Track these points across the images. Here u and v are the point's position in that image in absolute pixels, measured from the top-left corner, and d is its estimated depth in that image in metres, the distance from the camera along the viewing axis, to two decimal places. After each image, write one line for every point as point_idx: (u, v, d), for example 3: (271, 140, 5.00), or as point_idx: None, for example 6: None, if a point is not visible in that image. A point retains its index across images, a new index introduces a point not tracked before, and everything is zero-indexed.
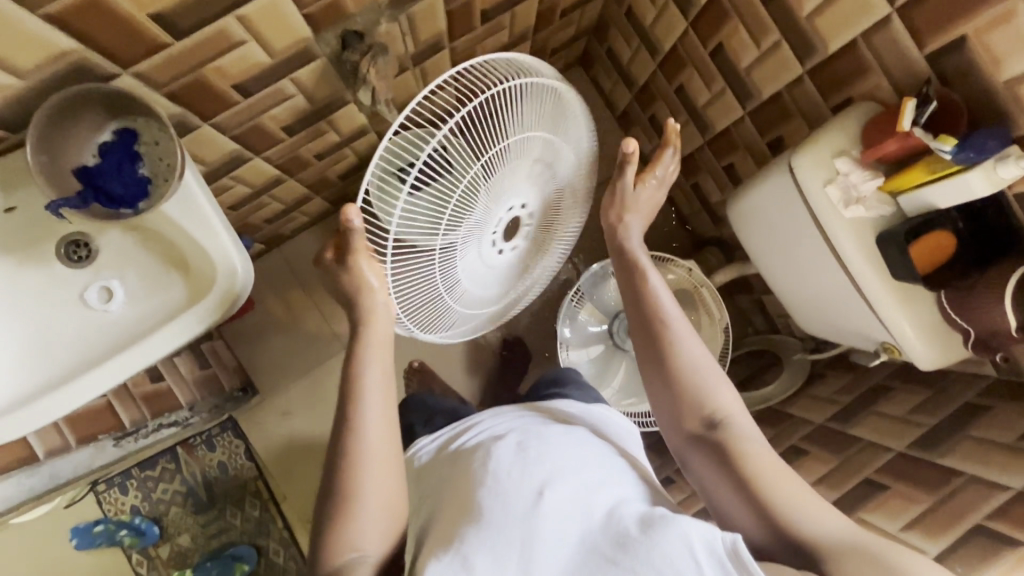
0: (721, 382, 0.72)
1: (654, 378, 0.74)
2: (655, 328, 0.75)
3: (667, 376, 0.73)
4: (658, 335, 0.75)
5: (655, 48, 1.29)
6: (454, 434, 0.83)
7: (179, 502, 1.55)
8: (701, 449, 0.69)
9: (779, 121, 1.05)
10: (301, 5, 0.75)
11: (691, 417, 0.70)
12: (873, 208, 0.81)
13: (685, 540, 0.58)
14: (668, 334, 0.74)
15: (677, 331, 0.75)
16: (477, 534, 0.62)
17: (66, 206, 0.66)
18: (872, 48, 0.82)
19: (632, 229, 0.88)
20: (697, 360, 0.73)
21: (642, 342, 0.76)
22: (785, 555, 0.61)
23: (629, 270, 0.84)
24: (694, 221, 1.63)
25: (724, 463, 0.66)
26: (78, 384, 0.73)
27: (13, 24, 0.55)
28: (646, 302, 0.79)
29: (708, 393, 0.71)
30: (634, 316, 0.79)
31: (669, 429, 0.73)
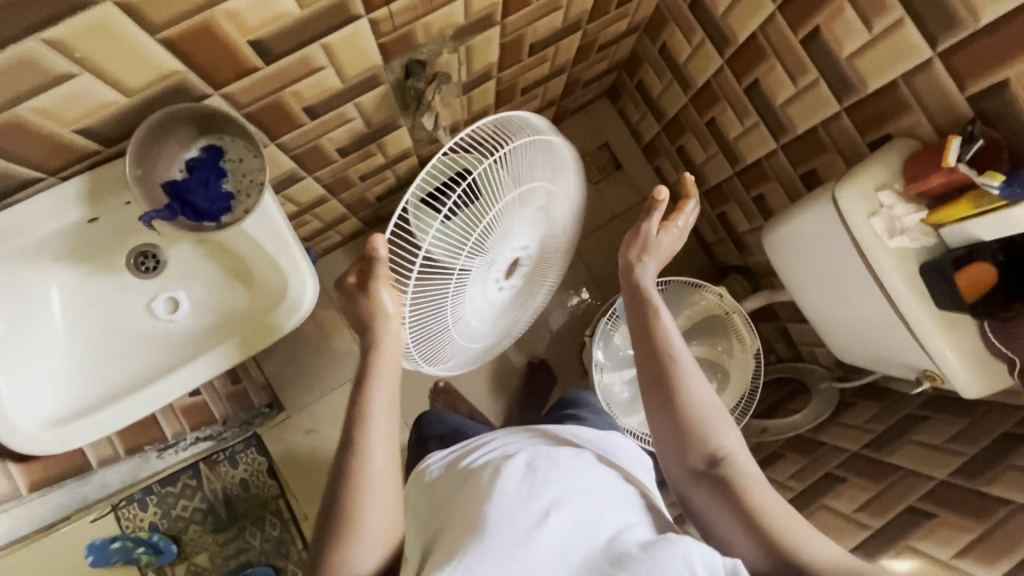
0: (723, 419, 0.74)
1: (659, 416, 0.76)
2: (667, 367, 0.76)
3: (675, 414, 0.74)
4: (669, 375, 0.76)
5: (688, 83, 1.34)
6: (461, 453, 0.83)
7: (198, 520, 1.53)
8: (704, 484, 0.71)
9: (813, 155, 1.10)
10: (378, 35, 0.79)
11: (694, 453, 0.73)
12: (918, 239, 0.84)
13: (684, 556, 0.60)
14: (675, 373, 0.76)
15: (685, 369, 0.76)
16: (478, 546, 0.61)
17: (157, 218, 0.69)
18: (913, 88, 0.87)
19: (649, 268, 0.87)
20: (704, 398, 0.75)
21: (648, 379, 0.77)
22: None
23: (640, 308, 0.83)
24: (717, 250, 1.66)
25: (728, 496, 0.69)
26: (148, 391, 0.74)
27: (132, 47, 0.57)
28: (657, 339, 0.79)
29: (712, 430, 0.73)
30: (644, 353, 0.79)
31: (672, 464, 0.75)
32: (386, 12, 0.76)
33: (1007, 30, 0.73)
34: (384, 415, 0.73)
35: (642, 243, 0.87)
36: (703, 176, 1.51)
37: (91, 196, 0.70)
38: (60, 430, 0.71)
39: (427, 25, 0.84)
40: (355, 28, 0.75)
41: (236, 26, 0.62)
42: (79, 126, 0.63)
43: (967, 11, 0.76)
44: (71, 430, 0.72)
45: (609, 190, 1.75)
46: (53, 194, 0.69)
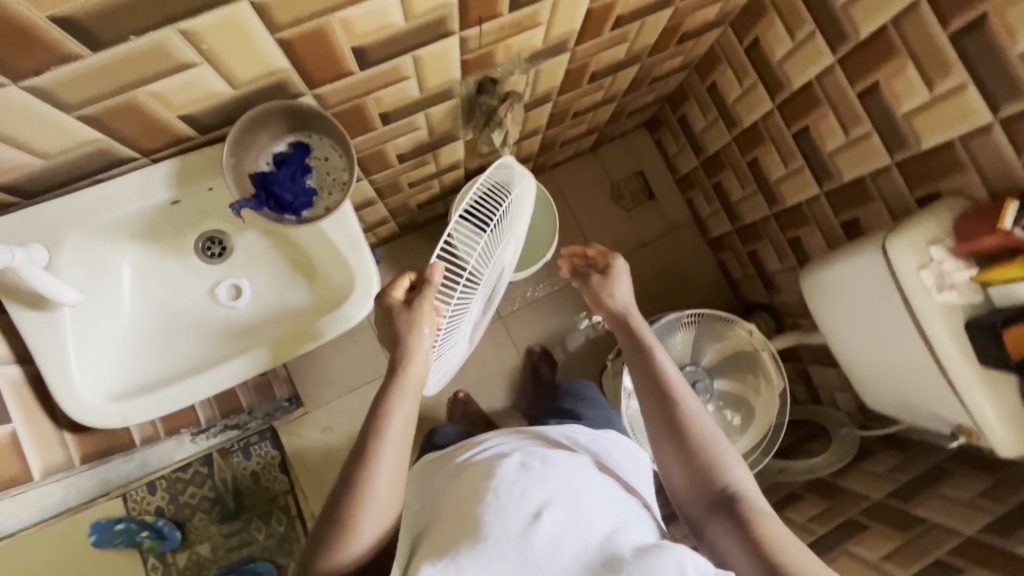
0: (731, 455, 0.75)
1: (670, 451, 0.77)
2: (671, 403, 0.79)
3: (682, 446, 0.76)
4: (673, 410, 0.79)
5: (734, 122, 1.38)
6: (459, 446, 0.85)
7: (205, 508, 1.52)
8: (715, 516, 0.71)
9: (857, 204, 1.13)
10: (464, 51, 0.82)
11: (706, 487, 0.73)
12: (964, 296, 0.87)
13: (677, 565, 0.61)
14: (680, 408, 0.78)
15: (689, 406, 0.79)
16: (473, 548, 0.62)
17: (245, 207, 0.71)
18: (969, 150, 0.89)
19: (620, 285, 0.92)
20: (709, 436, 0.76)
21: (655, 415, 0.80)
22: None
23: (639, 346, 0.86)
24: (744, 286, 1.69)
25: (739, 532, 0.67)
26: (209, 375, 0.76)
27: (253, 43, 0.59)
28: (657, 376, 0.82)
29: (721, 465, 0.74)
30: (647, 390, 0.82)
31: (688, 500, 0.75)
32: (476, 31, 0.78)
33: None
34: (397, 433, 0.70)
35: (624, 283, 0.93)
36: (738, 214, 1.54)
37: (179, 178, 0.72)
38: (121, 405, 0.72)
39: (508, 47, 0.87)
40: (446, 43, 0.78)
41: (346, 32, 0.65)
42: (184, 111, 0.65)
43: None
44: (132, 406, 0.72)
45: (641, 218, 1.78)
46: (145, 173, 0.71)
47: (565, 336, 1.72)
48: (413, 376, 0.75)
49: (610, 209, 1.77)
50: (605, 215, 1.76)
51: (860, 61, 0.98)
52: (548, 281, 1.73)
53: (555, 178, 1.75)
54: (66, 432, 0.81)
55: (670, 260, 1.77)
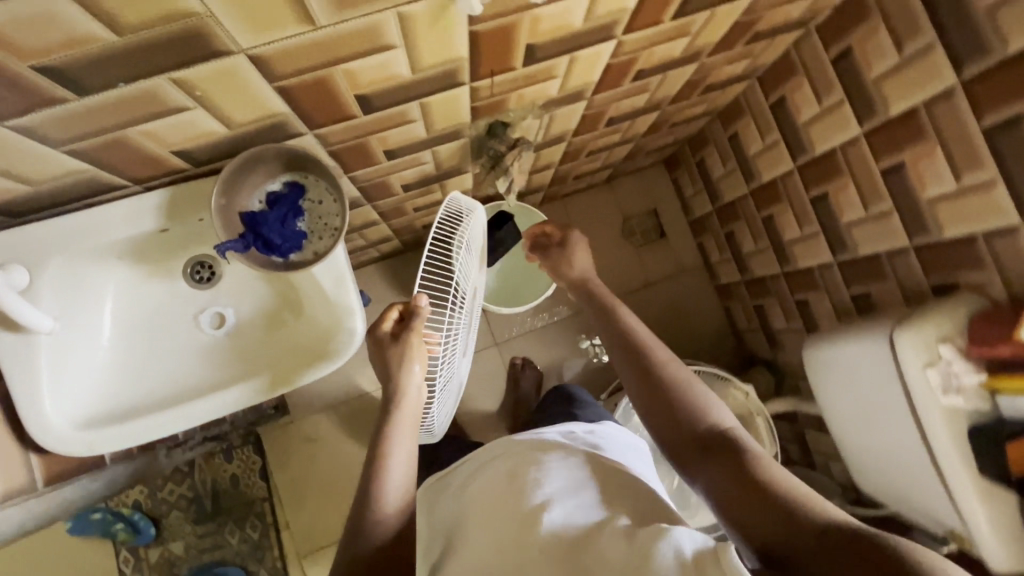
0: (710, 399, 0.76)
1: (645, 404, 0.77)
2: (643, 355, 0.81)
3: (661, 396, 0.76)
4: (647, 363, 0.80)
5: (752, 175, 1.34)
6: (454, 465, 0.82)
7: (181, 507, 1.52)
8: (705, 458, 0.68)
9: (870, 280, 1.09)
10: (474, 99, 0.80)
11: (692, 429, 0.72)
12: (971, 400, 0.83)
13: (675, 544, 0.57)
14: (652, 358, 0.80)
15: (658, 356, 0.81)
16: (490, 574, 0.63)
17: (231, 249, 0.69)
18: (992, 247, 0.85)
19: (583, 255, 0.99)
20: (684, 382, 0.77)
21: (627, 369, 0.81)
22: (797, 545, 0.55)
23: (604, 310, 0.90)
24: (747, 338, 1.65)
25: (726, 469, 0.65)
26: (183, 409, 0.75)
27: (249, 90, 0.57)
28: (629, 334, 0.85)
29: (704, 410, 0.74)
30: (619, 346, 0.84)
31: (671, 447, 0.73)
32: (488, 82, 0.76)
33: None
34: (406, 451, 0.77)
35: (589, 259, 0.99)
36: (748, 266, 1.50)
37: (169, 210, 0.71)
38: (89, 434, 0.71)
39: (521, 96, 0.85)
40: (455, 92, 0.75)
41: (349, 81, 0.63)
42: (176, 148, 0.63)
43: None
44: (101, 435, 0.72)
45: (650, 256, 1.74)
46: (135, 202, 0.70)
47: (559, 370, 1.69)
48: (409, 409, 0.82)
49: (619, 244, 1.73)
50: (612, 250, 1.73)
51: (887, 138, 0.94)
52: (548, 311, 1.71)
53: (566, 208, 1.72)
54: (33, 454, 0.75)
55: (675, 302, 1.73)
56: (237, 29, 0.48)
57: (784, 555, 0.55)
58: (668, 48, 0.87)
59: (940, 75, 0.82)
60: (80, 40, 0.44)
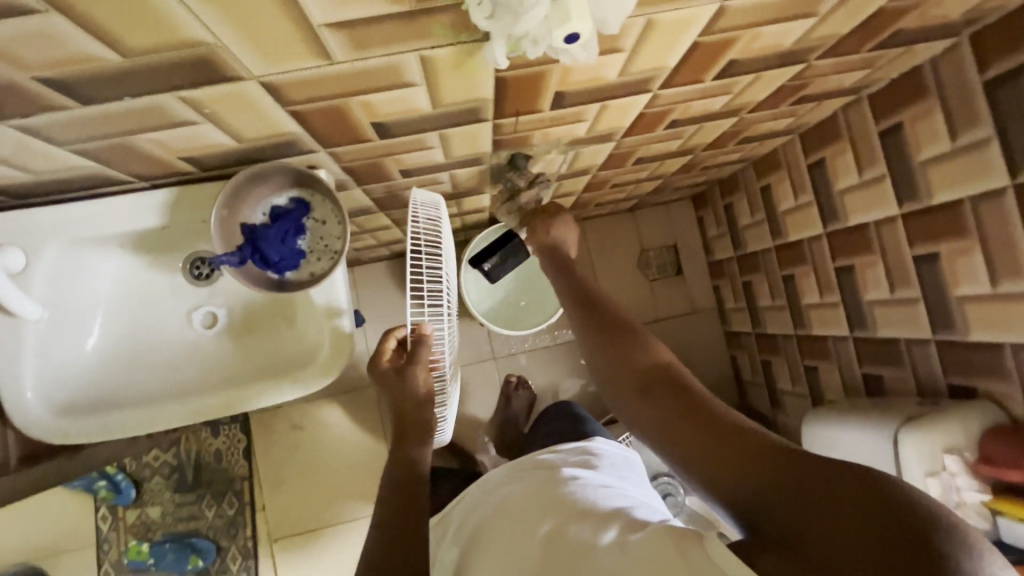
0: (648, 332, 0.68)
1: (590, 348, 0.70)
2: (584, 295, 0.75)
3: (598, 334, 0.70)
4: (588, 302, 0.74)
5: (779, 231, 1.29)
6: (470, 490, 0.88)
7: (164, 474, 1.55)
8: (641, 395, 0.61)
9: (885, 364, 1.04)
10: (497, 133, 0.77)
11: (629, 365, 0.64)
12: (971, 516, 0.78)
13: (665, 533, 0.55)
14: (595, 297, 0.74)
15: (606, 298, 0.74)
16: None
17: (227, 264, 0.68)
18: (1019, 360, 0.80)
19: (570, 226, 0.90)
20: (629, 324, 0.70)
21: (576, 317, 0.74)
22: (740, 481, 0.50)
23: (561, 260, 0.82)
24: (750, 390, 1.61)
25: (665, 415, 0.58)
26: (164, 409, 0.74)
27: (260, 112, 0.56)
28: (572, 272, 0.80)
29: (641, 343, 0.66)
30: (563, 286, 0.79)
31: (612, 394, 0.65)
32: (513, 120, 0.73)
33: None
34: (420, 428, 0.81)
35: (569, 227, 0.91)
36: (761, 320, 1.46)
37: (172, 211, 0.70)
38: (66, 422, 0.71)
39: (547, 134, 0.82)
40: (477, 127, 0.73)
41: (366, 111, 0.61)
42: (183, 155, 0.62)
43: None
44: (79, 424, 0.71)
45: (663, 291, 1.70)
46: (140, 198, 0.69)
47: (554, 393, 1.67)
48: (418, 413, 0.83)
49: (633, 275, 1.70)
50: (626, 280, 1.69)
51: (925, 225, 0.89)
52: (552, 333, 1.69)
53: (584, 230, 1.69)
54: (9, 430, 0.75)
55: (682, 341, 1.69)
56: (248, 58, 0.46)
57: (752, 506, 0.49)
58: (706, 103, 0.83)
59: (991, 171, 0.77)
60: (83, 59, 0.42)
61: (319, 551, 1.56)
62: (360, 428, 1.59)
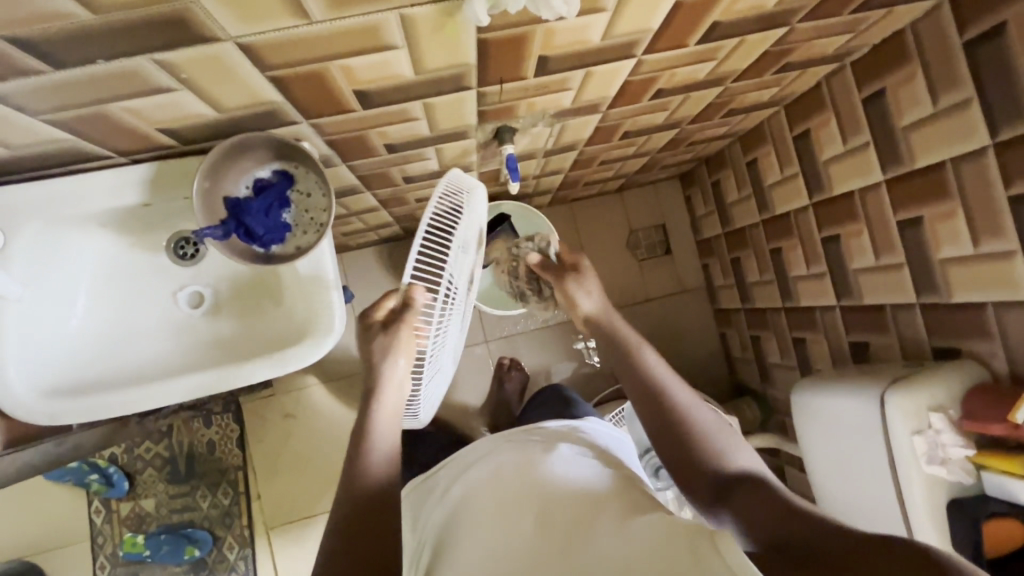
0: (734, 442, 0.74)
1: (663, 444, 0.75)
2: (660, 398, 0.77)
3: (679, 438, 0.74)
4: (665, 405, 0.77)
5: (766, 205, 1.30)
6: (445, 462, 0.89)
7: (156, 466, 1.53)
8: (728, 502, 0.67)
9: (870, 331, 1.06)
10: (482, 104, 0.76)
11: (714, 472, 0.70)
12: (955, 473, 0.80)
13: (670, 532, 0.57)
14: (672, 400, 0.77)
15: (674, 392, 0.77)
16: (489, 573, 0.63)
17: (210, 237, 0.67)
18: (1001, 319, 0.81)
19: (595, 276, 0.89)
20: (701, 419, 0.75)
21: (644, 409, 0.78)
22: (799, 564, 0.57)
23: (622, 348, 0.84)
24: (739, 366, 1.63)
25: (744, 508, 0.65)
26: (149, 390, 0.73)
27: (240, 78, 0.55)
28: (644, 371, 0.80)
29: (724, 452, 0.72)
30: (632, 385, 0.80)
31: (690, 490, 0.71)
32: (497, 89, 0.72)
33: None
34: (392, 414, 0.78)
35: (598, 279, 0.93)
36: (750, 295, 1.47)
37: (153, 186, 0.69)
38: (52, 404, 0.70)
39: (532, 104, 0.81)
40: (462, 96, 0.72)
41: (347, 77, 0.60)
42: (162, 126, 0.61)
43: None
44: (62, 407, 0.70)
45: (652, 271, 1.71)
46: (119, 173, 0.67)
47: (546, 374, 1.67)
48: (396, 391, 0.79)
49: (622, 256, 1.70)
50: (615, 261, 1.69)
51: (909, 191, 0.90)
52: (543, 315, 1.69)
53: (573, 212, 1.69)
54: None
55: (671, 320, 1.71)
56: (224, 16, 0.45)
57: (801, 550, 0.57)
58: (691, 70, 0.83)
59: (973, 132, 0.78)
60: (55, 15, 0.42)
61: (315, 538, 1.56)
62: (353, 414, 1.58)
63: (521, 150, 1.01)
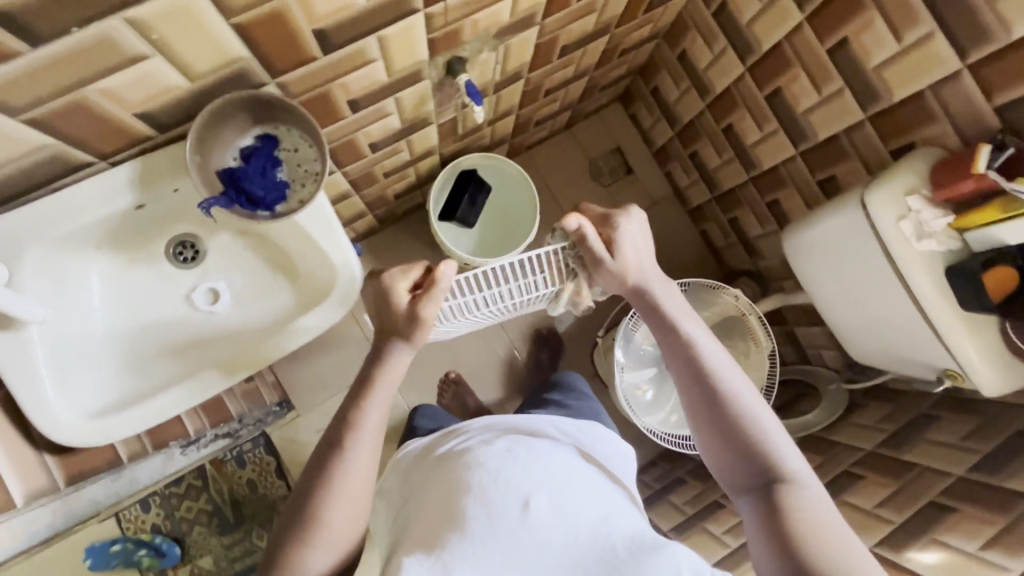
0: (782, 439, 0.73)
1: (710, 436, 0.75)
2: (714, 391, 0.75)
3: (723, 431, 0.74)
4: (718, 399, 0.75)
5: (706, 89, 1.37)
6: (438, 439, 0.89)
7: (203, 521, 1.38)
8: (753, 496, 0.70)
9: (833, 163, 1.13)
10: (430, 29, 0.79)
11: (751, 467, 0.72)
12: (943, 242, 0.88)
13: (675, 566, 0.65)
14: (721, 392, 0.75)
15: (731, 392, 0.75)
16: (461, 544, 0.66)
17: (215, 206, 0.71)
18: (940, 98, 0.90)
19: (634, 235, 0.82)
20: (749, 410, 0.74)
21: (691, 399, 0.77)
22: None
23: (667, 327, 0.80)
24: (726, 254, 1.70)
25: (769, 509, 0.68)
26: (192, 386, 0.77)
27: (207, 31, 0.56)
28: (696, 363, 0.77)
29: (769, 449, 0.72)
30: (683, 375, 0.78)
31: (723, 475, 0.75)
32: (442, 7, 0.75)
33: None
34: (373, 424, 0.74)
35: (636, 243, 0.82)
36: (716, 182, 1.54)
37: (140, 183, 0.69)
38: (100, 424, 0.73)
39: (476, 23, 0.85)
40: (411, 22, 0.74)
41: (305, 13, 0.61)
42: (138, 110, 0.62)
43: (999, 25, 0.79)
44: (112, 423, 0.73)
45: (621, 193, 1.76)
46: (102, 179, 0.68)
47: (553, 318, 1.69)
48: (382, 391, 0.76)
49: (588, 186, 1.75)
50: (584, 193, 1.74)
51: (828, 17, 0.98)
52: None
53: (531, 159, 1.73)
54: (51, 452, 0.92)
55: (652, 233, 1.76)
56: None
57: None
58: None
59: None
60: None
61: None
62: None
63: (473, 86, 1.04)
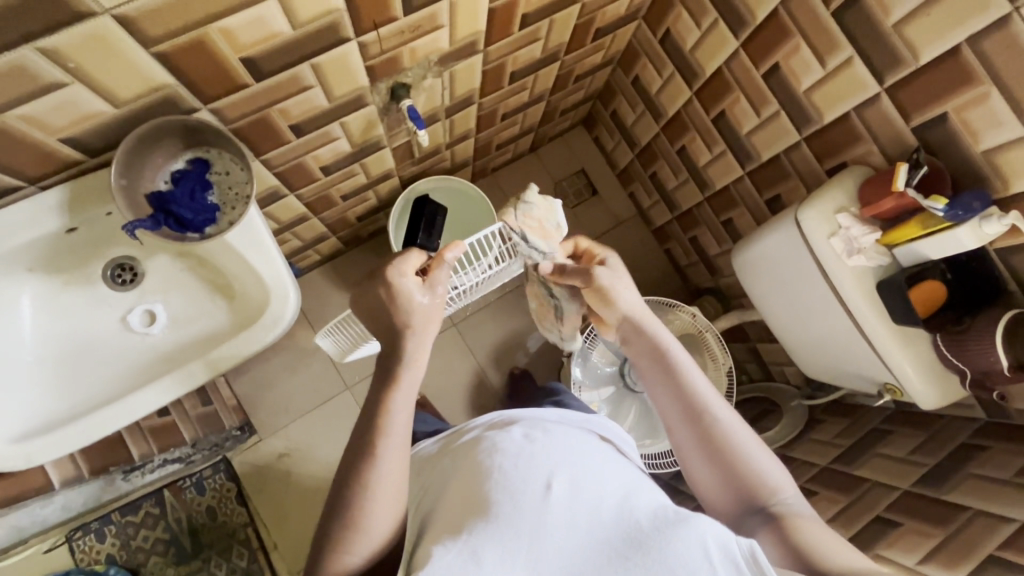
0: (774, 463, 0.70)
1: (705, 466, 0.70)
2: (708, 418, 0.70)
3: (719, 459, 0.69)
4: (712, 428, 0.70)
5: (659, 113, 1.41)
6: (455, 432, 0.80)
7: (160, 551, 1.34)
8: (758, 522, 0.66)
9: (777, 182, 1.16)
10: (366, 57, 0.81)
11: (750, 493, 0.68)
12: (873, 258, 0.91)
13: (700, 543, 0.58)
14: (714, 420, 0.70)
15: (725, 421, 0.70)
16: (486, 528, 0.60)
17: (141, 227, 0.73)
18: (865, 119, 0.93)
19: (625, 288, 0.79)
20: (745, 443, 0.70)
21: (685, 435, 0.71)
22: None
23: (659, 355, 0.74)
24: (690, 272, 1.72)
25: (782, 539, 0.63)
26: (123, 405, 0.79)
27: (126, 61, 0.59)
28: (686, 392, 0.71)
29: (764, 475, 0.68)
30: (676, 404, 0.72)
31: (721, 506, 0.70)
32: (375, 36, 0.78)
33: (943, 70, 0.80)
34: (401, 427, 0.65)
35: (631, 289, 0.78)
36: (675, 202, 1.57)
37: (70, 207, 0.71)
38: (25, 446, 0.76)
39: (414, 50, 0.87)
40: (344, 50, 0.76)
41: (228, 43, 0.63)
42: (64, 135, 0.64)
43: (910, 51, 0.83)
44: (39, 445, 0.76)
45: (586, 214, 1.79)
46: (34, 203, 0.70)
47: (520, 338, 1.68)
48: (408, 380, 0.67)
49: None
50: None
51: (759, 45, 1.02)
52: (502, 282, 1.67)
53: (497, 182, 1.76)
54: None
55: (620, 252, 1.79)
56: None
57: None
58: None
59: None
60: None
61: None
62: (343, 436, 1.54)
63: (421, 111, 1.07)
